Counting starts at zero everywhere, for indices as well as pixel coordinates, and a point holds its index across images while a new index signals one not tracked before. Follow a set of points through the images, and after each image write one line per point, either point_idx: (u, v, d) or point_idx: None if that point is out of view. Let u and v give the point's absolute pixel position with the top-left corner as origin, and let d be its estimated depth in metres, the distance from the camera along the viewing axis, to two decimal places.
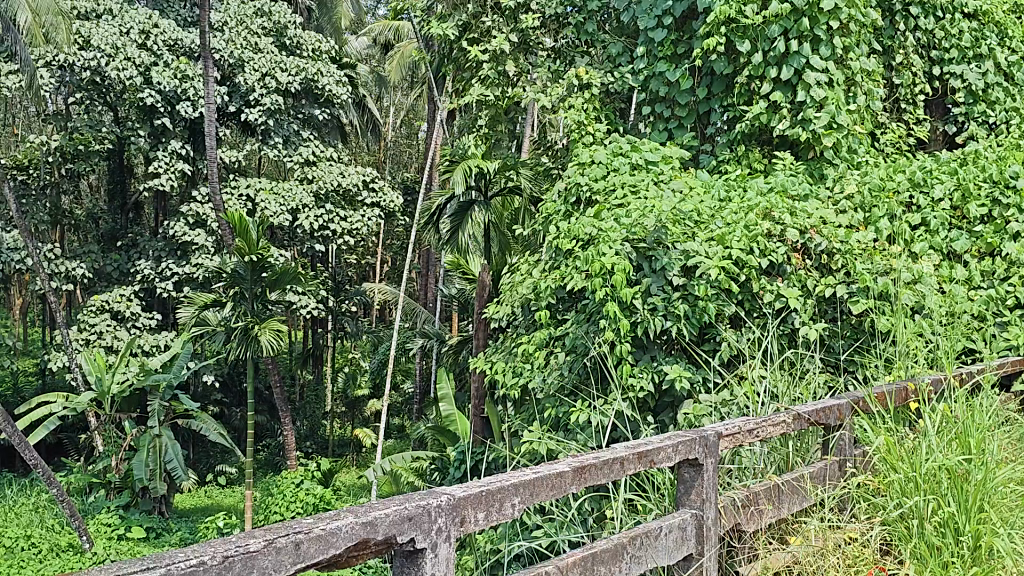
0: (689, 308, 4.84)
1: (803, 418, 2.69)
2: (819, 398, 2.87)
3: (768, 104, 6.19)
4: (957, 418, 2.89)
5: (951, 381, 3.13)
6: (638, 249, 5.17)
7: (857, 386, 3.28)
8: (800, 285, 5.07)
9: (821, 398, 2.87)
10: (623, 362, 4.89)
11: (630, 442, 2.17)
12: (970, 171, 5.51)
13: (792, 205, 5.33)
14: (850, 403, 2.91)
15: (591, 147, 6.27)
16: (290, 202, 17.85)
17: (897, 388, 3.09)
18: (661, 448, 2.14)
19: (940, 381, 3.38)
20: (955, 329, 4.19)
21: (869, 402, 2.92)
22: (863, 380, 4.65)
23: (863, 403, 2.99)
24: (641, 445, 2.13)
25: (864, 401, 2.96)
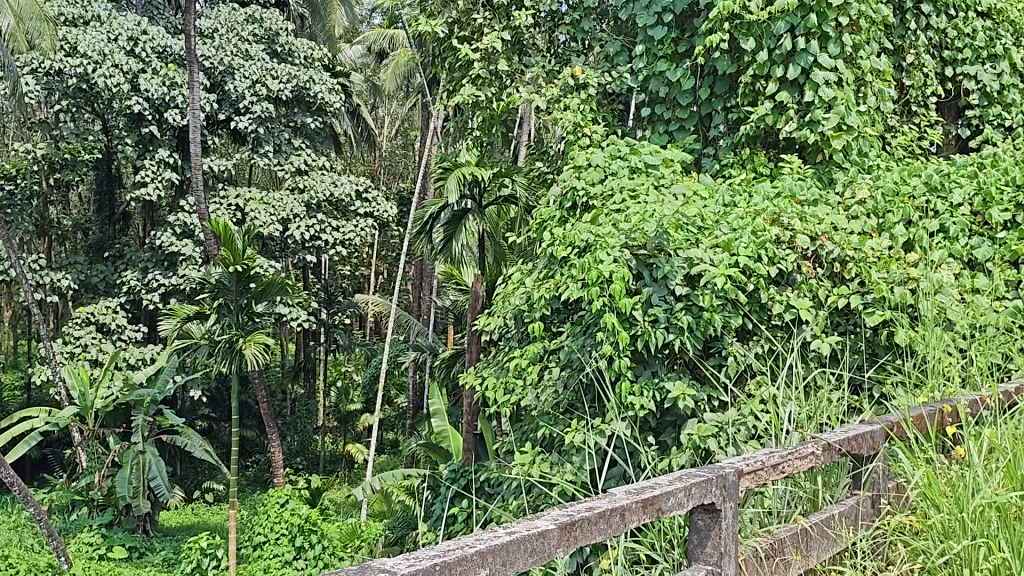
0: (693, 320, 4.48)
1: (834, 449, 2.34)
2: (849, 425, 2.50)
3: (774, 105, 5.87)
4: (1005, 445, 2.52)
5: (992, 402, 2.77)
6: (639, 256, 4.78)
7: (887, 409, 2.93)
8: (811, 295, 4.72)
9: (851, 424, 2.50)
10: (622, 379, 4.52)
11: (633, 486, 1.81)
12: (990, 174, 5.16)
13: (802, 210, 4.99)
14: (883, 430, 2.56)
15: (587, 150, 5.93)
16: (280, 211, 17.54)
17: (933, 412, 2.74)
18: (668, 495, 1.78)
19: (978, 403, 3.03)
20: (984, 343, 3.83)
21: (904, 427, 2.56)
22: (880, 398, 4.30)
23: (897, 428, 2.64)
24: (644, 490, 1.77)
25: (899, 426, 2.60)
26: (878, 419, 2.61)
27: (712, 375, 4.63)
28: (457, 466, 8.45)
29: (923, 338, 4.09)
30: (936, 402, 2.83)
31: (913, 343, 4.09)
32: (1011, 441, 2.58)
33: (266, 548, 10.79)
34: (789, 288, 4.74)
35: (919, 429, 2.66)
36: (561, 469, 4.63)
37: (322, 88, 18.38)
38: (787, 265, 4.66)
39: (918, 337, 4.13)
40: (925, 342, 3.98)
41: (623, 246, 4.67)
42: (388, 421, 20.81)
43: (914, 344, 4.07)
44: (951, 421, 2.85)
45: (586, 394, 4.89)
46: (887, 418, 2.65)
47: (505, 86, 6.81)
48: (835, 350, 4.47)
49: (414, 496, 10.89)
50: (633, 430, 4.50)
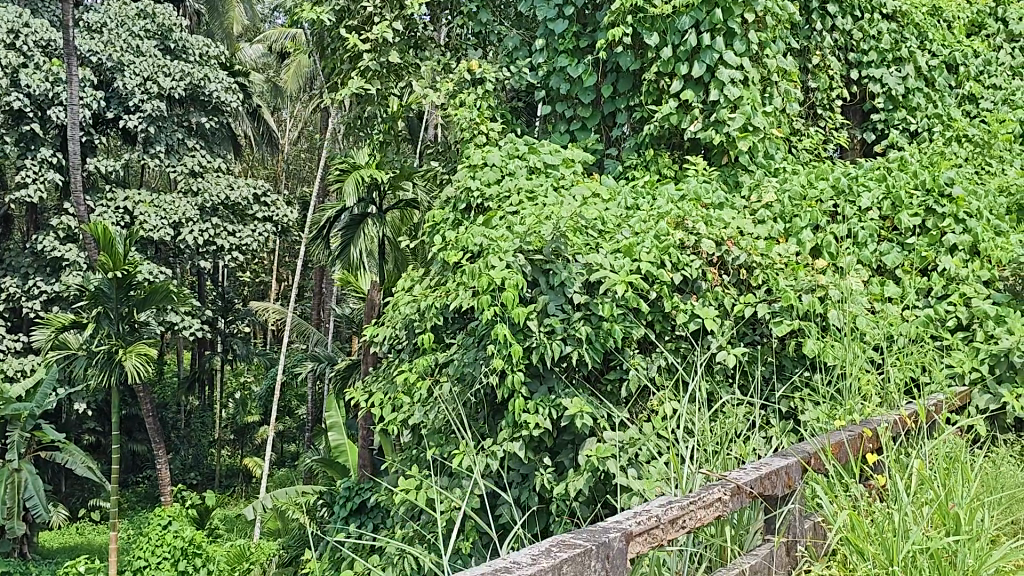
0: (593, 330, 4.13)
1: (744, 492, 2.02)
2: (762, 460, 2.19)
3: (679, 104, 5.59)
4: (933, 478, 2.25)
5: (913, 423, 2.51)
6: (536, 261, 4.26)
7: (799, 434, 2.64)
8: (717, 304, 4.43)
9: (764, 460, 2.19)
10: (516, 395, 4.12)
11: (496, 563, 1.42)
12: (900, 178, 4.96)
13: (707, 214, 4.71)
14: (800, 461, 2.27)
15: (483, 148, 5.55)
16: (173, 215, 16.77)
17: (853, 438, 2.45)
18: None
19: (897, 423, 2.77)
20: (898, 356, 3.57)
21: (821, 459, 2.27)
22: (788, 413, 4.03)
23: (815, 460, 2.36)
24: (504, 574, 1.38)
25: (816, 458, 2.31)
26: (793, 449, 2.32)
27: (614, 390, 4.29)
28: (352, 483, 8.03)
29: (833, 351, 3.84)
30: (855, 426, 2.57)
31: (825, 357, 3.83)
32: (939, 470, 2.32)
33: (146, 573, 10.09)
34: (693, 298, 4.43)
35: (836, 459, 2.38)
36: (449, 495, 4.26)
37: (218, 87, 17.82)
38: (692, 271, 4.36)
39: (829, 350, 3.87)
40: (837, 355, 3.72)
41: (522, 248, 4.20)
42: (288, 433, 20.11)
43: (828, 358, 3.81)
44: (871, 447, 2.58)
45: (479, 411, 4.50)
46: (803, 447, 2.37)
47: (398, 80, 6.37)
48: (742, 361, 4.18)
49: (310, 514, 10.39)
50: (526, 450, 4.15)
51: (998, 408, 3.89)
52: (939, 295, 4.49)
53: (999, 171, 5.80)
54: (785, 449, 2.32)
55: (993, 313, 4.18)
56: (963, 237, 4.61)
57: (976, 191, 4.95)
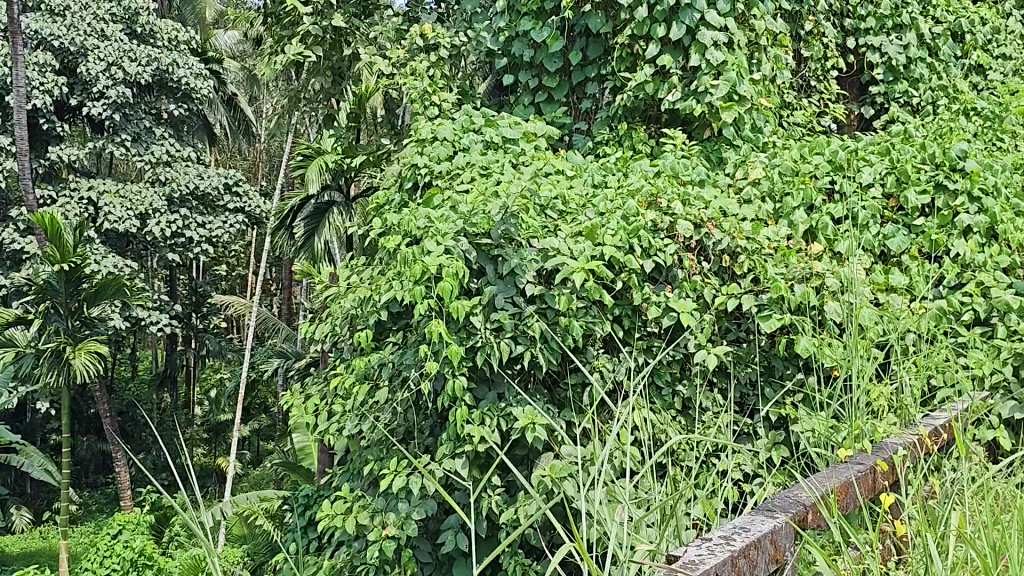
0: (549, 327, 3.49)
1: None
2: (734, 528, 1.74)
3: (655, 71, 4.99)
4: (963, 527, 1.77)
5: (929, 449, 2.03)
6: (481, 245, 3.59)
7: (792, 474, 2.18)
8: (695, 296, 3.84)
9: (738, 526, 1.74)
10: (459, 405, 3.49)
11: None
12: (905, 151, 4.33)
13: (683, 192, 4.11)
14: (786, 524, 1.81)
15: (434, 121, 4.91)
16: (139, 206, 16.08)
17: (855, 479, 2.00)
18: None
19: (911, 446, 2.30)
20: (910, 357, 2.96)
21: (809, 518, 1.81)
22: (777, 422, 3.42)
23: (806, 515, 1.90)
24: None
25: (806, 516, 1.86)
26: (779, 507, 1.87)
27: (577, 396, 3.68)
28: (312, 490, 7.39)
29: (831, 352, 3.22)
30: (857, 463, 2.11)
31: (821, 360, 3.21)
32: (968, 514, 1.83)
33: None
34: (668, 289, 3.82)
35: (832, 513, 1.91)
36: (383, 520, 3.62)
37: (187, 73, 17.04)
38: (667, 258, 3.77)
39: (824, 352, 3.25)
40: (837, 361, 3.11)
41: (467, 229, 3.55)
42: (265, 431, 19.42)
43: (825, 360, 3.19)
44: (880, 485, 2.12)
45: (421, 421, 3.87)
46: (790, 502, 1.91)
47: (342, 48, 5.86)
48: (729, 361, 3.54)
49: (275, 522, 9.73)
50: (471, 470, 3.51)
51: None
52: (954, 285, 3.87)
53: (1014, 148, 5.18)
54: (770, 508, 1.85)
55: (1017, 305, 3.58)
56: (978, 218, 3.98)
57: (993, 164, 4.31)
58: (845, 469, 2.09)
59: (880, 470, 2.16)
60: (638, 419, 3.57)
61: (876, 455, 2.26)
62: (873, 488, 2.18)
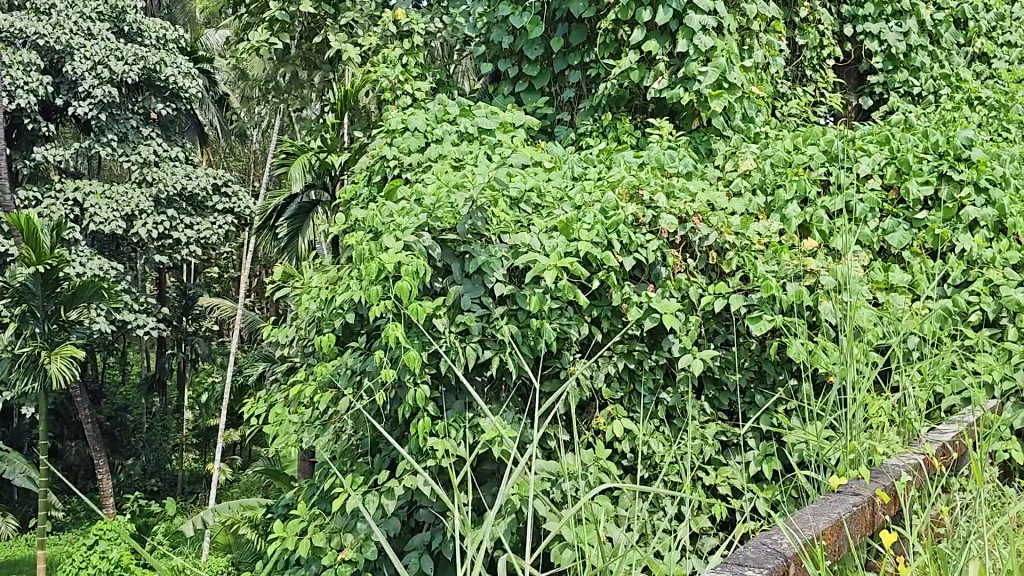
0: (520, 331, 3.20)
1: None
2: None
3: (640, 57, 4.71)
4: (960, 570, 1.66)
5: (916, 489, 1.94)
6: (446, 241, 3.29)
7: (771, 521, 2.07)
8: (679, 296, 3.55)
9: None
10: (422, 415, 3.20)
11: None
12: (906, 140, 4.03)
13: (667, 184, 3.82)
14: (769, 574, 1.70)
15: (406, 110, 4.61)
16: (125, 207, 15.70)
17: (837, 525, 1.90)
18: None
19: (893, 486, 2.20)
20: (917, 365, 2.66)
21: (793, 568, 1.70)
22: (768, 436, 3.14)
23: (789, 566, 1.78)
24: None
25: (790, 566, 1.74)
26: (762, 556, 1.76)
27: (552, 405, 3.38)
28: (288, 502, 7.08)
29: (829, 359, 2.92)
30: (841, 507, 2.01)
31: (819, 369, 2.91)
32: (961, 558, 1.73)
33: None
34: (652, 288, 3.53)
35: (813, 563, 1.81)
36: (341, 540, 3.33)
37: (175, 71, 16.63)
38: (649, 254, 3.48)
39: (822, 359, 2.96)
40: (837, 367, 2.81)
41: (429, 225, 3.25)
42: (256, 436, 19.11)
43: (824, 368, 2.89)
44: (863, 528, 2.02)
45: (385, 433, 3.57)
46: (773, 552, 1.80)
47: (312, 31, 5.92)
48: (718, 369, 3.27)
49: (258, 532, 9.41)
50: (435, 486, 3.22)
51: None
52: (960, 284, 3.59)
53: (1020, 138, 4.91)
54: (751, 557, 1.77)
55: None
56: (986, 211, 3.68)
57: (999, 154, 4.02)
58: (832, 509, 2.02)
59: (863, 512, 2.06)
60: (618, 430, 3.28)
61: (860, 492, 2.15)
62: (862, 529, 2.08)
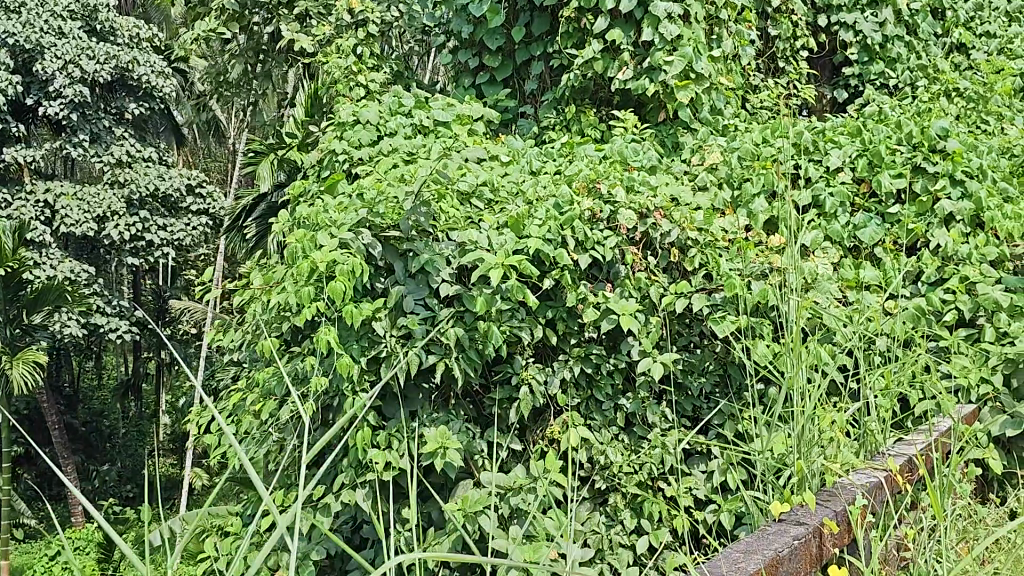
0: (466, 335, 2.99)
1: None
2: None
3: (604, 47, 4.50)
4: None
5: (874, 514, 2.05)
6: (387, 239, 3.06)
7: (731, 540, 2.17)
8: (639, 296, 3.35)
9: None
10: (361, 425, 2.98)
11: None
12: (879, 130, 3.83)
13: (627, 177, 3.61)
14: None
15: (359, 102, 4.38)
16: (97, 209, 15.06)
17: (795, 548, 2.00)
18: None
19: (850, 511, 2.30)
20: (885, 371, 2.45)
21: None
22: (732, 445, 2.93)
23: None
24: None
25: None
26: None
27: (503, 413, 3.18)
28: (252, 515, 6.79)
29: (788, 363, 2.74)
30: (798, 531, 2.11)
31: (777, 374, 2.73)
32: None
33: None
34: (610, 288, 3.32)
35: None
36: (278, 560, 3.11)
37: (149, 70, 15.89)
38: (607, 252, 3.27)
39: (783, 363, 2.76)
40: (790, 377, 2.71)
41: (369, 221, 3.03)
42: None
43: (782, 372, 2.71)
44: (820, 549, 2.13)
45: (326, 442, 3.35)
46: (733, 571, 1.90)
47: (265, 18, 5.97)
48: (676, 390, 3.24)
49: None
50: (376, 502, 3.00)
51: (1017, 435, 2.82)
52: (934, 281, 3.40)
53: (999, 131, 4.74)
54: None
55: (1007, 304, 3.10)
56: (962, 205, 3.49)
57: (976, 145, 3.83)
58: (790, 531, 2.12)
59: (820, 534, 2.16)
60: (572, 439, 3.07)
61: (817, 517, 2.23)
62: (818, 552, 2.17)
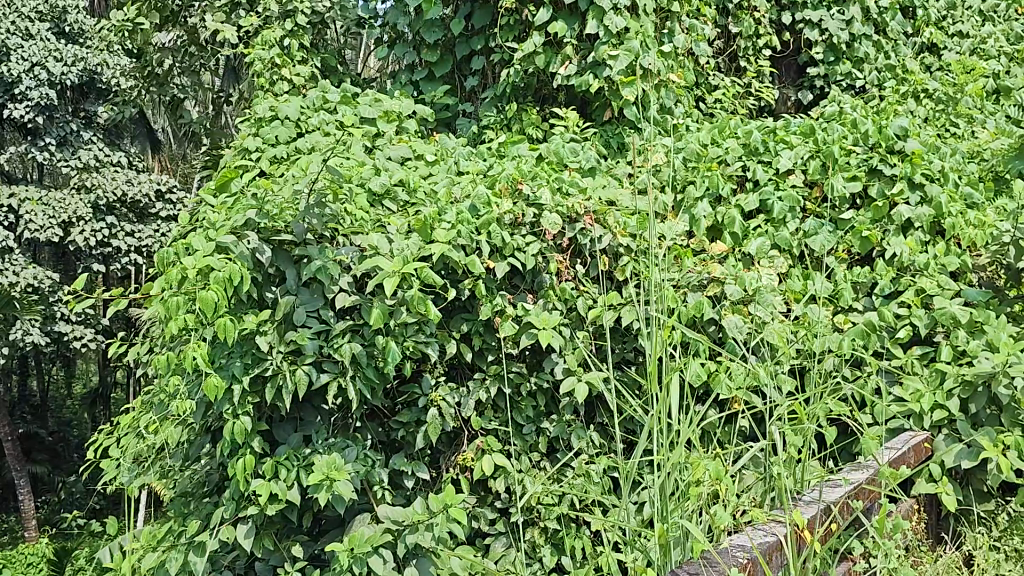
0: (363, 352, 2.66)
1: None
2: None
3: (546, 41, 4.19)
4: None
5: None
6: (277, 243, 2.72)
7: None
8: (564, 309, 3.05)
9: None
10: (246, 452, 2.65)
11: None
12: (835, 128, 3.52)
13: (555, 178, 3.30)
14: None
15: (280, 97, 4.03)
16: (61, 214, 12.17)
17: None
18: None
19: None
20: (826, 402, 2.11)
21: None
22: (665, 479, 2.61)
23: None
24: None
25: None
26: None
27: (409, 438, 2.86)
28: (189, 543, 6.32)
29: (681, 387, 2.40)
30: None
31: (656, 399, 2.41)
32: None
33: None
34: (533, 298, 3.02)
35: None
36: None
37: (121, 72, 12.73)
38: (529, 259, 2.95)
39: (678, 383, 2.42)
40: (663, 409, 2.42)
41: (252, 224, 2.67)
42: None
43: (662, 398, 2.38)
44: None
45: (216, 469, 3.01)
46: None
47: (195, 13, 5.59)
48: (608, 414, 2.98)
49: None
50: (263, 539, 2.67)
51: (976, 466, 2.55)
52: (887, 294, 3.11)
53: (970, 134, 4.45)
54: None
55: (965, 319, 2.80)
56: (920, 210, 3.20)
57: (938, 145, 3.54)
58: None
59: None
60: (485, 468, 2.75)
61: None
62: None
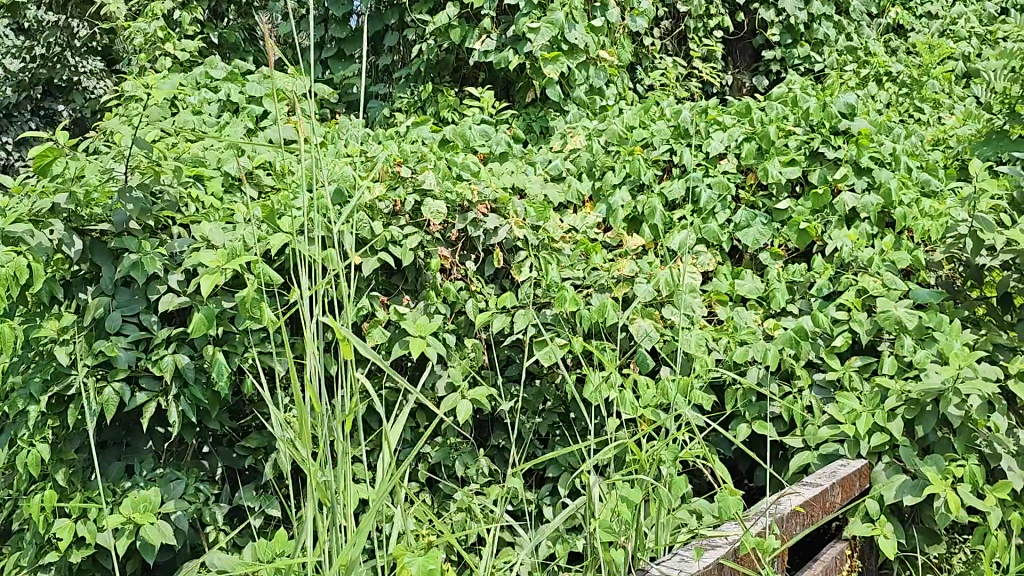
0: (188, 365, 2.21)
1: None
2: None
3: (463, 12, 3.74)
4: None
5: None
6: (94, 233, 2.25)
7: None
8: (449, 312, 2.61)
9: None
10: (49, 485, 2.21)
11: None
12: (773, 104, 3.08)
13: (447, 160, 2.84)
14: None
15: (157, 73, 3.56)
16: None
17: None
18: None
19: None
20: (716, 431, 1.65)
21: None
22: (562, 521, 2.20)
23: None
24: None
25: None
26: None
27: (258, 465, 2.42)
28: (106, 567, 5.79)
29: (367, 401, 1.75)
30: None
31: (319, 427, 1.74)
32: None
33: None
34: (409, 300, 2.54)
35: None
36: None
37: None
38: (403, 254, 2.49)
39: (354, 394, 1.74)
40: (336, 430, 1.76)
41: (59, 210, 2.19)
42: None
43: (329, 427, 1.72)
44: None
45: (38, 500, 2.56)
46: None
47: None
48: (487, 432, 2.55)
49: None
50: None
51: (925, 500, 2.13)
52: (828, 295, 2.67)
53: (936, 119, 4.02)
54: None
55: (913, 325, 2.36)
56: (868, 198, 2.76)
57: (889, 126, 3.13)
58: None
59: None
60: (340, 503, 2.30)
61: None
62: None
